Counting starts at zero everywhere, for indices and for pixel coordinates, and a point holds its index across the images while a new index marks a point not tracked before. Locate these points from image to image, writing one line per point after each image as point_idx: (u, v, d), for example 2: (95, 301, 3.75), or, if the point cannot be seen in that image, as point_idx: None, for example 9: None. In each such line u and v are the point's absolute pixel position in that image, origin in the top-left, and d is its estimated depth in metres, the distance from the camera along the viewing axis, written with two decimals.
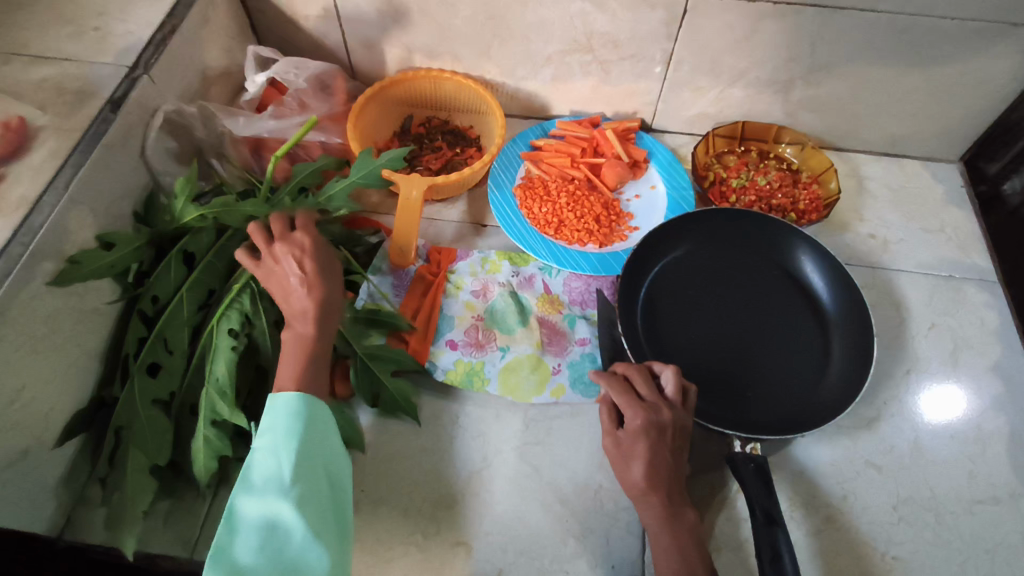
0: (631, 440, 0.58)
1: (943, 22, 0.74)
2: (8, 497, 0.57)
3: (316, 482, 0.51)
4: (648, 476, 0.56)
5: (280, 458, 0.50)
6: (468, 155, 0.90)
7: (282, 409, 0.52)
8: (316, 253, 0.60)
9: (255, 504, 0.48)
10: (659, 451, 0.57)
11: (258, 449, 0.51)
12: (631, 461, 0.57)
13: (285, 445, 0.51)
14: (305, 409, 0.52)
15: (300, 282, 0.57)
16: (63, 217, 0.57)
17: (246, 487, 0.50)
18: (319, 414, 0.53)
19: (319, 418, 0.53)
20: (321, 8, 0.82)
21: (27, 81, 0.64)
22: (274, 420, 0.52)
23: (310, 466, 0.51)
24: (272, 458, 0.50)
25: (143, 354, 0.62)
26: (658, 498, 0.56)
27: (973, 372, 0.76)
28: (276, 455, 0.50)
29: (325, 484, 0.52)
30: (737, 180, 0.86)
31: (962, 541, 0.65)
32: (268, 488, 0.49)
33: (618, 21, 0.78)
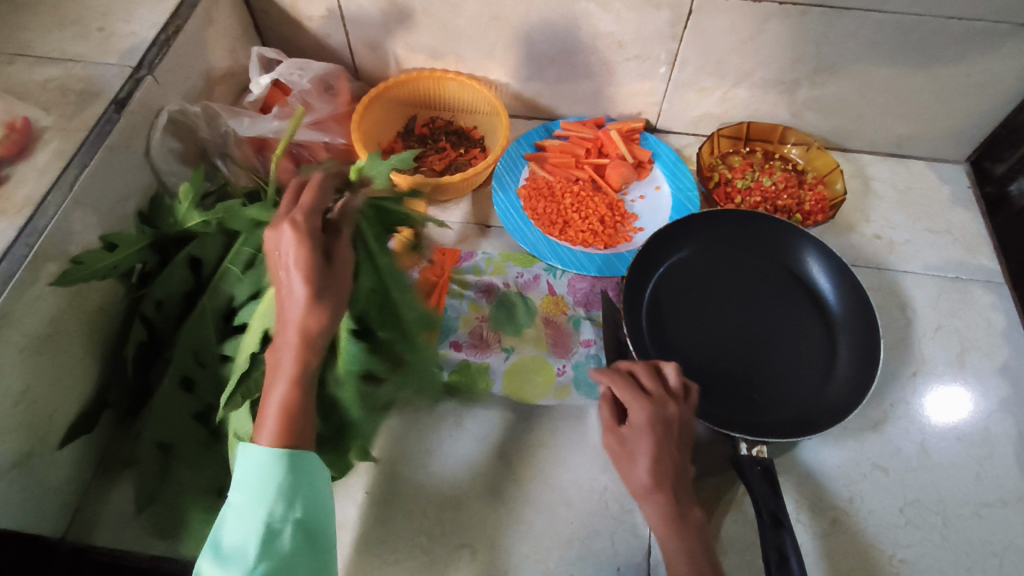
0: (637, 435, 0.58)
1: (950, 22, 0.73)
2: (13, 498, 0.57)
3: (287, 549, 0.48)
4: (656, 471, 0.56)
5: (247, 524, 0.47)
6: (472, 155, 0.90)
7: (255, 471, 0.47)
8: (306, 261, 0.48)
9: None
10: (665, 446, 0.58)
11: (229, 511, 0.48)
12: (636, 458, 0.57)
13: (253, 511, 0.47)
14: (280, 470, 0.48)
15: (291, 290, 0.48)
16: (67, 218, 0.57)
17: (213, 547, 0.48)
18: (299, 474, 0.49)
19: (295, 482, 0.49)
20: (325, 8, 0.82)
21: (32, 81, 0.64)
22: (247, 479, 0.48)
23: (280, 534, 0.48)
24: (240, 523, 0.48)
25: (176, 368, 0.61)
26: (664, 494, 0.56)
27: (980, 373, 0.75)
28: (244, 520, 0.48)
29: (298, 548, 0.49)
30: (743, 180, 0.86)
31: (969, 544, 0.65)
32: (231, 559, 0.46)
33: (624, 21, 0.78)
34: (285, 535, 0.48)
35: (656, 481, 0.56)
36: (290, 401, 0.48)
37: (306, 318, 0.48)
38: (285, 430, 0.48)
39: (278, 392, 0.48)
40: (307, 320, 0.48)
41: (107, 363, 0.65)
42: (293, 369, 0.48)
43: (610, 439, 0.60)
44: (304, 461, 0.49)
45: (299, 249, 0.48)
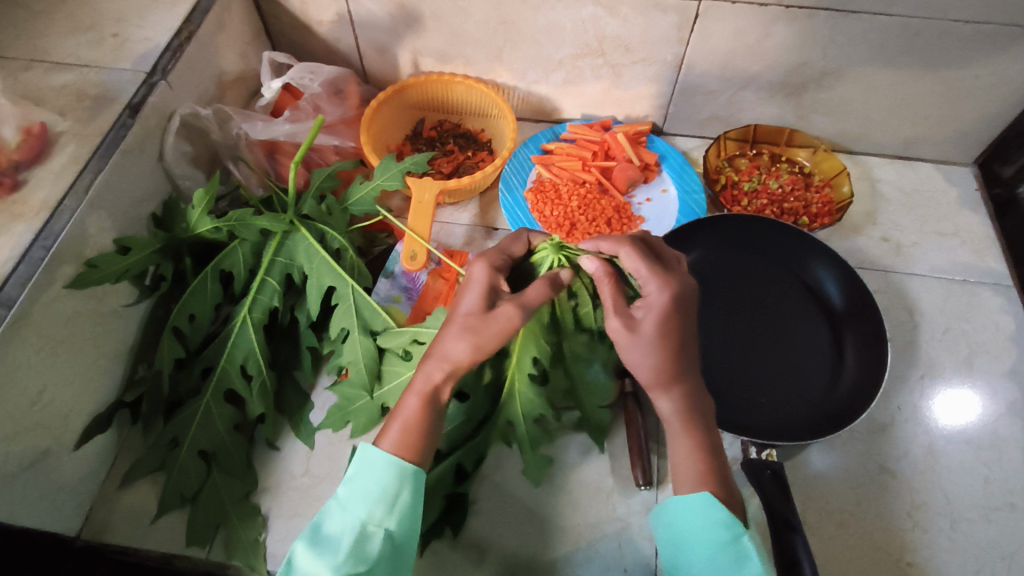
0: (652, 312, 0.54)
1: (958, 25, 0.73)
2: (29, 497, 0.58)
3: (374, 555, 0.50)
4: (668, 341, 0.53)
5: (348, 519, 0.51)
6: (479, 159, 0.91)
7: (368, 470, 0.52)
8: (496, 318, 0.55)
9: (309, 563, 0.49)
10: (682, 321, 0.55)
11: (335, 504, 0.52)
12: (653, 336, 0.53)
13: (357, 508, 0.51)
14: (390, 477, 0.51)
15: (457, 320, 0.55)
16: (83, 221, 0.58)
17: (313, 533, 0.51)
18: (408, 489, 0.52)
19: (394, 495, 0.51)
20: (334, 13, 0.83)
21: (48, 87, 0.66)
22: (358, 475, 0.52)
23: (372, 537, 0.50)
24: (342, 517, 0.51)
25: (219, 381, 0.65)
26: (683, 377, 0.54)
27: (988, 377, 0.75)
28: (346, 515, 0.51)
29: (383, 559, 0.50)
30: (749, 183, 0.86)
31: (977, 548, 0.65)
32: (325, 547, 0.49)
33: (630, 25, 0.78)
34: (377, 541, 0.50)
35: (673, 358, 0.53)
36: (417, 417, 0.53)
37: (454, 346, 0.54)
38: (405, 440, 0.53)
39: (409, 404, 0.54)
40: (458, 347, 0.54)
41: (121, 365, 0.66)
42: (428, 389, 0.54)
43: (615, 324, 0.55)
44: (416, 479, 0.52)
45: (475, 292, 0.57)
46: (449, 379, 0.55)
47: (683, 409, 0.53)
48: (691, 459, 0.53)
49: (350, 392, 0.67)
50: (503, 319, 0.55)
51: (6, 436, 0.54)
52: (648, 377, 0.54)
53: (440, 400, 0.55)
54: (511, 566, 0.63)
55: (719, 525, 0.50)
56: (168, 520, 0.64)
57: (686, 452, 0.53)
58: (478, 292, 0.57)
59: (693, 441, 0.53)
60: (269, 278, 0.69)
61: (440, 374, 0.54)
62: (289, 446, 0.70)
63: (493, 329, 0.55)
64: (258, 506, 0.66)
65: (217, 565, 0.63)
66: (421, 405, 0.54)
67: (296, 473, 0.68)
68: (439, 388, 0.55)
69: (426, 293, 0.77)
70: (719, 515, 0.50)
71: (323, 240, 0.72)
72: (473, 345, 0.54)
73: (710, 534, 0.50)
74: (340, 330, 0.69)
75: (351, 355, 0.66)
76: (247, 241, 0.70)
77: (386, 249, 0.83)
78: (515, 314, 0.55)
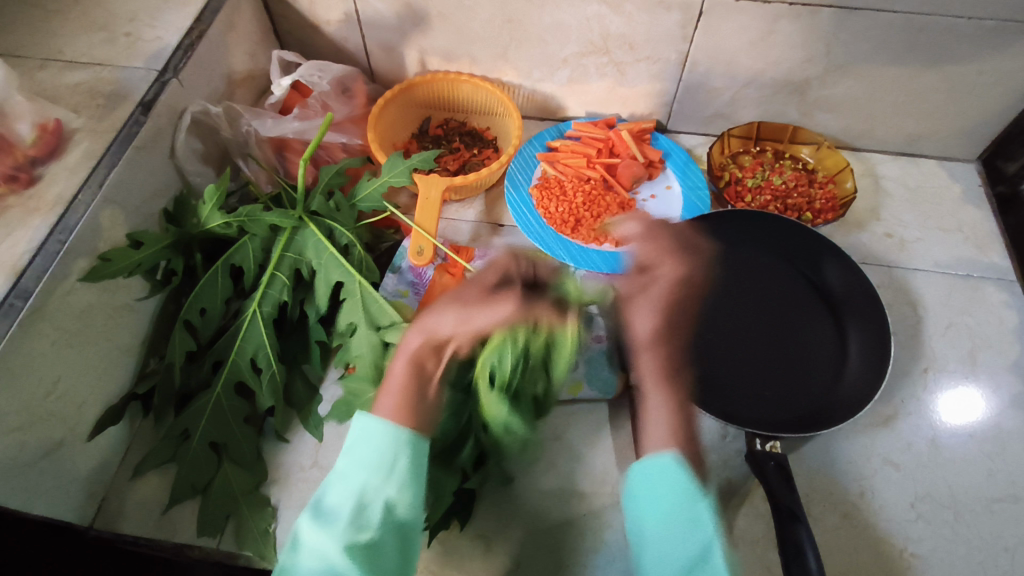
0: (660, 287, 0.62)
1: (960, 22, 0.74)
2: (43, 486, 0.59)
3: (376, 522, 0.52)
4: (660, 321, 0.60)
5: (347, 489, 0.53)
6: (485, 156, 0.92)
7: (366, 440, 0.55)
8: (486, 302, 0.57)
9: (315, 532, 0.51)
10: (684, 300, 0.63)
11: (334, 478, 0.55)
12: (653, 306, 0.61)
13: (355, 478, 0.53)
14: (386, 446, 0.54)
15: (452, 297, 0.59)
16: (96, 216, 0.59)
17: (315, 506, 0.54)
18: (403, 456, 0.55)
19: (391, 463, 0.54)
20: (342, 13, 0.84)
21: (63, 85, 0.67)
22: (356, 447, 0.55)
23: (372, 504, 0.52)
24: (342, 488, 0.53)
25: (230, 374, 0.66)
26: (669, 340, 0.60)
27: (991, 371, 0.76)
28: (346, 485, 0.53)
29: (386, 526, 0.52)
30: (753, 179, 0.87)
31: (980, 539, 0.65)
32: (328, 517, 0.52)
33: (634, 23, 0.79)
34: (377, 510, 0.53)
35: (664, 330, 0.60)
36: (401, 383, 0.57)
37: (441, 318, 0.58)
38: (395, 409, 0.56)
39: (394, 371, 0.58)
40: (443, 322, 0.58)
41: (133, 358, 0.67)
42: (412, 354, 0.58)
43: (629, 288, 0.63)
44: (412, 446, 0.55)
45: (495, 273, 0.60)
46: (428, 350, 0.59)
47: (660, 370, 0.59)
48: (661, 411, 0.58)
49: (359, 386, 0.66)
50: (499, 305, 0.56)
51: (22, 425, 0.55)
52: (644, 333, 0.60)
53: (424, 371, 0.58)
54: (519, 558, 0.63)
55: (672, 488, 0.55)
56: (179, 511, 0.65)
57: (657, 407, 0.59)
58: (499, 271, 0.60)
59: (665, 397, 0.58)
60: (279, 273, 0.70)
61: (420, 340, 0.58)
62: (299, 440, 0.71)
63: (485, 308, 0.56)
64: (268, 497, 0.66)
65: (228, 554, 0.64)
66: (403, 370, 0.58)
67: (305, 465, 0.69)
68: (424, 358, 0.58)
69: (431, 288, 0.77)
70: (678, 478, 0.55)
71: (331, 236, 0.73)
72: (458, 318, 0.57)
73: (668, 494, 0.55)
74: (345, 325, 0.70)
75: (358, 350, 0.67)
76: (257, 237, 0.71)
77: (394, 245, 0.84)
78: (509, 302, 0.56)
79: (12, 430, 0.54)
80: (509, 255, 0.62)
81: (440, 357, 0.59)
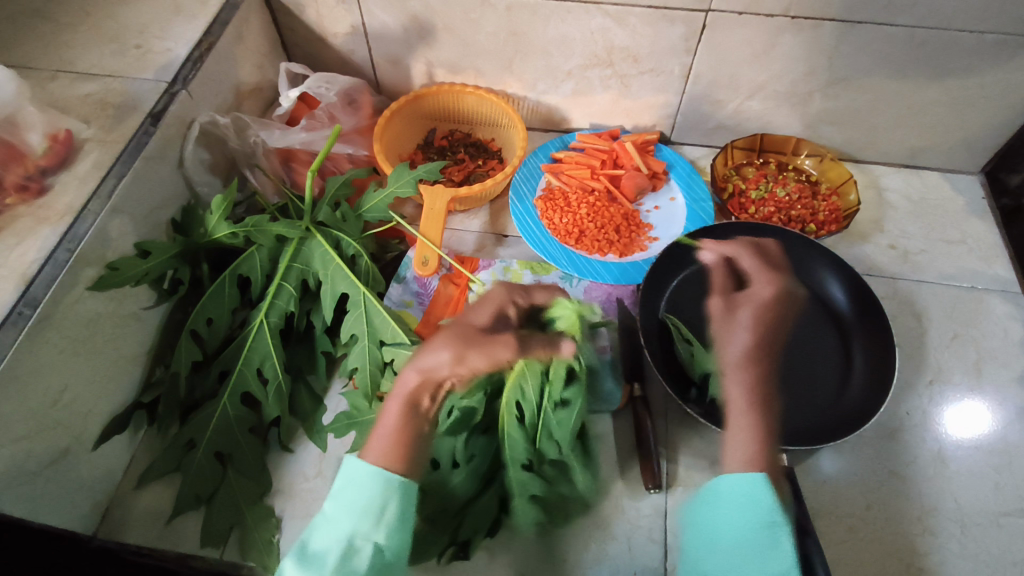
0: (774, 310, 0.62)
1: (962, 35, 0.74)
2: (48, 495, 0.59)
3: (361, 569, 0.50)
4: (755, 334, 0.58)
5: (334, 533, 0.52)
6: (490, 167, 0.93)
7: (354, 481, 0.53)
8: (480, 341, 0.60)
9: (296, 575, 0.49)
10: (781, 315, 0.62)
11: (320, 522, 0.54)
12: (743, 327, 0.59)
13: (343, 524, 0.52)
14: (377, 490, 0.53)
15: (453, 331, 0.61)
16: (105, 225, 0.60)
17: (299, 548, 0.52)
18: (393, 501, 0.53)
19: (380, 507, 0.52)
20: (349, 26, 0.85)
21: (73, 96, 0.68)
22: (343, 490, 0.54)
23: (359, 551, 0.51)
24: (328, 531, 0.52)
25: (235, 385, 0.66)
26: (761, 363, 0.56)
27: (997, 384, 0.75)
28: (332, 529, 0.52)
29: (371, 573, 0.50)
30: (756, 191, 0.87)
31: (989, 553, 0.65)
32: (312, 561, 0.50)
33: (638, 36, 0.80)
34: (365, 555, 0.51)
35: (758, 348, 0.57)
36: (398, 426, 0.56)
37: (440, 353, 0.59)
38: (393, 451, 0.55)
39: (390, 411, 0.57)
40: (443, 359, 0.58)
41: (139, 366, 0.68)
42: (408, 395, 0.58)
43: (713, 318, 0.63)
44: (402, 490, 0.54)
45: (488, 310, 0.64)
46: (425, 387, 0.58)
47: (750, 394, 0.55)
48: (745, 443, 0.53)
49: (358, 401, 0.66)
50: (497, 346, 0.60)
51: (28, 433, 0.55)
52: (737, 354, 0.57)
53: (419, 409, 0.57)
54: (523, 570, 0.63)
55: (772, 508, 0.51)
56: (183, 520, 0.65)
57: (739, 430, 0.54)
58: (493, 311, 0.64)
59: (751, 418, 0.54)
60: (286, 284, 0.70)
61: (415, 377, 0.58)
62: (303, 454, 0.70)
63: (483, 347, 0.59)
64: (272, 507, 0.66)
65: (232, 566, 0.63)
66: (398, 413, 0.56)
67: (309, 476, 0.69)
68: (419, 396, 0.58)
69: (436, 298, 0.78)
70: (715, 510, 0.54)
71: (338, 247, 0.73)
72: (456, 354, 0.58)
73: (757, 514, 0.50)
74: (351, 335, 0.70)
75: (359, 361, 0.67)
76: (264, 247, 0.71)
77: (398, 255, 0.84)
78: (508, 344, 0.60)
79: (18, 438, 0.54)
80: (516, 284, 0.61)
81: (436, 396, 0.58)
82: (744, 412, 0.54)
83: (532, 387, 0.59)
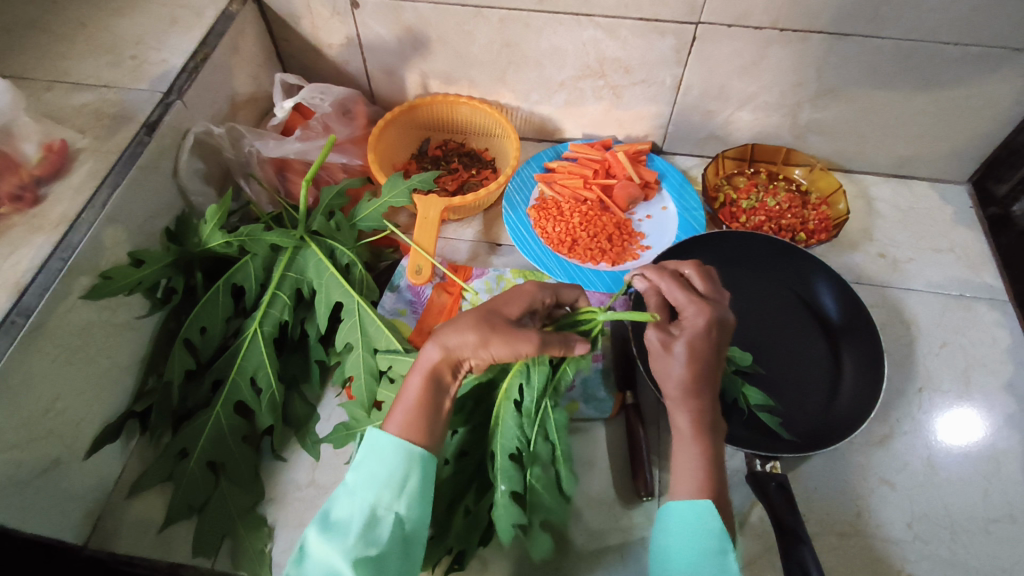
0: (688, 332, 0.56)
1: (946, 47, 0.76)
2: (38, 505, 0.59)
3: (383, 540, 0.50)
4: (693, 364, 0.55)
5: (356, 504, 0.52)
6: (483, 177, 0.93)
7: (376, 452, 0.53)
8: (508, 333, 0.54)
9: (320, 547, 0.49)
10: (713, 345, 0.56)
11: (342, 491, 0.53)
12: (680, 355, 0.55)
13: (365, 494, 0.52)
14: (399, 462, 0.52)
15: (489, 314, 0.56)
16: (99, 234, 0.60)
17: (321, 519, 0.52)
18: (415, 473, 0.53)
19: (403, 477, 0.52)
20: (344, 37, 0.86)
21: (69, 106, 0.68)
22: (364, 462, 0.53)
23: (382, 521, 0.51)
24: (350, 502, 0.52)
25: (229, 393, 0.66)
26: (701, 395, 0.55)
27: (985, 391, 0.76)
28: (354, 501, 0.52)
29: (393, 544, 0.51)
30: (747, 201, 0.88)
31: (977, 560, 0.65)
32: (335, 531, 0.50)
33: (630, 47, 0.81)
34: (387, 526, 0.51)
35: (698, 376, 0.55)
36: (418, 400, 0.54)
37: (465, 334, 0.54)
38: (411, 426, 0.53)
39: (412, 383, 0.54)
40: (468, 341, 0.54)
41: (133, 375, 0.68)
42: (430, 369, 0.54)
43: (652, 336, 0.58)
44: (423, 464, 0.53)
45: (521, 302, 0.59)
46: (447, 363, 0.55)
47: (695, 425, 0.55)
48: (694, 468, 0.53)
49: (355, 412, 0.65)
50: (524, 335, 0.54)
51: (19, 442, 0.55)
52: (677, 383, 0.55)
53: (440, 385, 0.55)
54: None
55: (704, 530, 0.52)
56: (175, 527, 0.65)
57: (688, 456, 0.54)
58: (524, 304, 0.59)
59: (700, 449, 0.54)
60: (280, 293, 0.70)
61: (438, 354, 0.54)
62: (297, 462, 0.70)
63: (510, 337, 0.54)
64: (264, 516, 0.66)
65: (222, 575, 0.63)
66: (420, 387, 0.54)
67: (302, 484, 0.69)
68: (441, 372, 0.55)
69: (430, 306, 0.79)
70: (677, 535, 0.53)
71: (332, 256, 0.73)
72: (481, 339, 0.54)
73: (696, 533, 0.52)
74: (345, 344, 0.70)
75: (353, 370, 0.67)
76: (258, 257, 0.71)
77: (392, 264, 0.85)
78: (535, 338, 0.54)
79: (10, 447, 0.54)
80: (534, 290, 0.61)
81: (456, 370, 0.56)
82: (689, 439, 0.54)
83: (535, 379, 0.60)
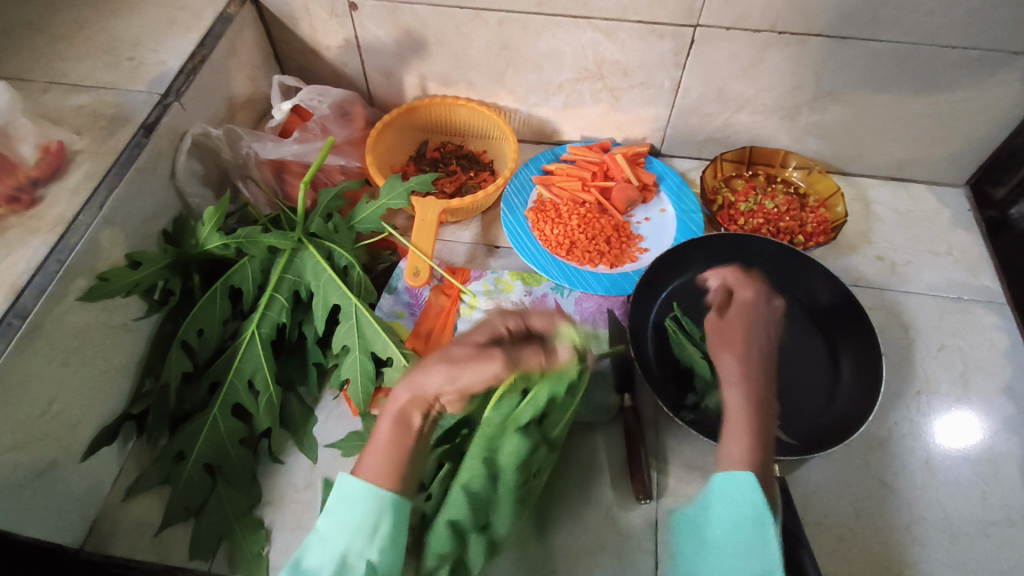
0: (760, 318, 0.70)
1: (944, 51, 0.76)
2: (33, 508, 0.58)
3: None
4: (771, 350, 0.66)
5: (327, 553, 0.51)
6: (481, 179, 0.93)
7: (346, 499, 0.53)
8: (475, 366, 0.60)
9: None
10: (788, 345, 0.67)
11: (313, 542, 0.53)
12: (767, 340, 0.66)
13: (336, 541, 0.52)
14: (370, 508, 0.52)
15: (443, 356, 0.62)
16: (96, 236, 0.60)
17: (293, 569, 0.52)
18: (387, 518, 0.52)
19: (371, 525, 0.52)
20: (342, 39, 0.86)
21: (66, 107, 0.68)
22: (336, 509, 0.53)
23: (352, 568, 0.50)
24: (321, 550, 0.52)
25: (227, 396, 0.66)
26: (748, 379, 0.62)
27: (984, 394, 0.76)
28: (325, 548, 0.52)
29: None
30: (746, 204, 0.88)
31: (977, 563, 0.65)
32: None
33: (628, 50, 0.81)
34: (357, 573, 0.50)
35: (766, 361, 0.65)
36: (387, 441, 0.56)
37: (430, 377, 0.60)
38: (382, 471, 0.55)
39: (380, 428, 0.57)
40: (432, 380, 0.60)
41: (129, 377, 0.68)
42: (397, 412, 0.58)
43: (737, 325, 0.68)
44: (394, 509, 0.53)
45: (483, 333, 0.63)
46: (415, 403, 0.59)
47: (746, 403, 0.60)
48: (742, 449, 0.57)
49: None
50: (482, 366, 0.60)
51: (15, 444, 0.55)
52: (733, 371, 0.64)
53: (410, 425, 0.58)
54: None
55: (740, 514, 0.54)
56: (171, 532, 0.65)
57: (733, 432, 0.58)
58: (488, 331, 0.63)
59: (747, 423, 0.58)
60: (278, 295, 0.70)
61: (406, 395, 0.59)
62: (292, 467, 0.70)
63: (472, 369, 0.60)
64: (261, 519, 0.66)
65: None
66: (387, 429, 0.57)
67: (299, 487, 0.69)
68: (409, 411, 0.59)
69: (428, 309, 0.78)
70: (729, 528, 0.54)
71: (330, 258, 0.73)
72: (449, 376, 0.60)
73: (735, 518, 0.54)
74: (342, 346, 0.70)
75: (351, 372, 0.67)
76: (256, 258, 0.71)
77: (391, 266, 0.85)
78: (493, 365, 0.59)
79: (6, 449, 0.54)
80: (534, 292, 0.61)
81: (427, 413, 0.59)
82: (741, 432, 0.58)
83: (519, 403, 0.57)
